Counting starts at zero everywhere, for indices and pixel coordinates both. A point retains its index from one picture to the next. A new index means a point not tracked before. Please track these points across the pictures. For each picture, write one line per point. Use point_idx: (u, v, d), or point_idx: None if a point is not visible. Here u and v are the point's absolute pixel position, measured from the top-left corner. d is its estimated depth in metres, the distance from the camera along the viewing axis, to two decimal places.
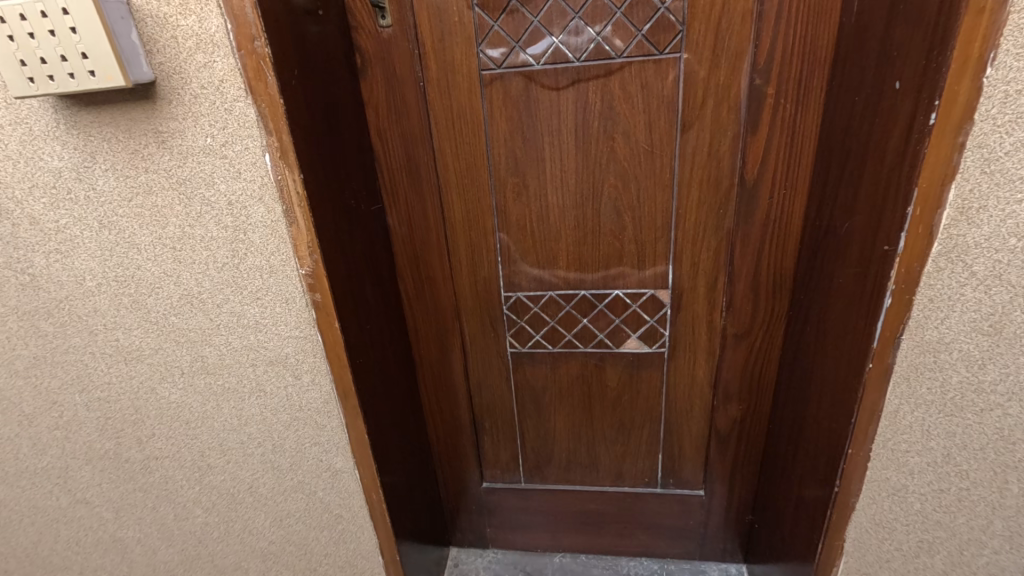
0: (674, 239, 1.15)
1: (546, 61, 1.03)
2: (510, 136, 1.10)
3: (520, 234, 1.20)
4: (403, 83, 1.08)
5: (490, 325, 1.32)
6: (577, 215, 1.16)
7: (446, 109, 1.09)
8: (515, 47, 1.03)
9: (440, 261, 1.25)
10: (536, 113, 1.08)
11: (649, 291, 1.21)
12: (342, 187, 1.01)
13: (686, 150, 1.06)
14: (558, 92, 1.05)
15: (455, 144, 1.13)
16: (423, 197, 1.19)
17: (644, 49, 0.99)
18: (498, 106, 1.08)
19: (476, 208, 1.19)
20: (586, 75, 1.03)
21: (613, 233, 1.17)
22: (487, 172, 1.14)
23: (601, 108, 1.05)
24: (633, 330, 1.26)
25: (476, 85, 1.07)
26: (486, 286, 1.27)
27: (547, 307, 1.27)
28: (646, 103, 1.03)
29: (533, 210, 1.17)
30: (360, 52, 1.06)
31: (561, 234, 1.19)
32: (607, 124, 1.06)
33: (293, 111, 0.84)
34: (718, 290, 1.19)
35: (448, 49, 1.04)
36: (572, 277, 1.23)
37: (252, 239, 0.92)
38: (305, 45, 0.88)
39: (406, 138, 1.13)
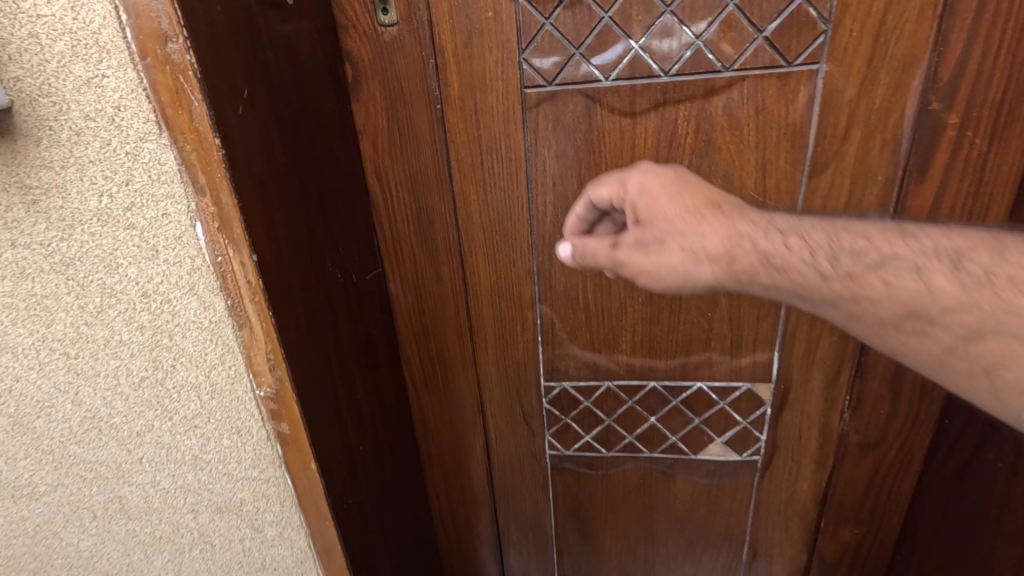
0: (784, 318, 0.84)
1: (619, 76, 0.72)
2: (561, 180, 0.79)
3: (569, 309, 0.88)
4: (411, 104, 0.76)
5: (523, 421, 1.00)
6: (650, 285, 0.84)
7: (473, 142, 0.78)
8: (575, 55, 0.71)
9: (459, 342, 0.93)
10: (601, 149, 0.76)
11: (744, 385, 0.90)
12: (326, 259, 0.69)
13: (815, 200, 0.75)
14: (635, 120, 0.74)
15: (484, 189, 0.81)
16: (438, 259, 0.86)
17: (766, 58, 0.68)
18: (546, 139, 0.77)
19: (511, 274, 0.87)
20: (677, 95, 0.72)
21: (699, 310, 0.85)
22: (528, 227, 0.83)
23: (695, 143, 0.74)
24: (717, 433, 0.94)
25: (516, 109, 0.75)
26: (520, 373, 0.95)
27: (602, 401, 0.95)
28: (761, 136, 0.72)
29: (588, 277, 0.85)
30: (352, 62, 0.75)
31: (626, 310, 0.87)
32: (703, 164, 0.75)
33: (242, 157, 0.52)
34: (840, 386, 0.87)
35: (477, 57, 0.73)
36: (638, 364, 0.91)
37: (183, 347, 0.60)
38: (264, 51, 0.56)
39: (416, 180, 0.81)
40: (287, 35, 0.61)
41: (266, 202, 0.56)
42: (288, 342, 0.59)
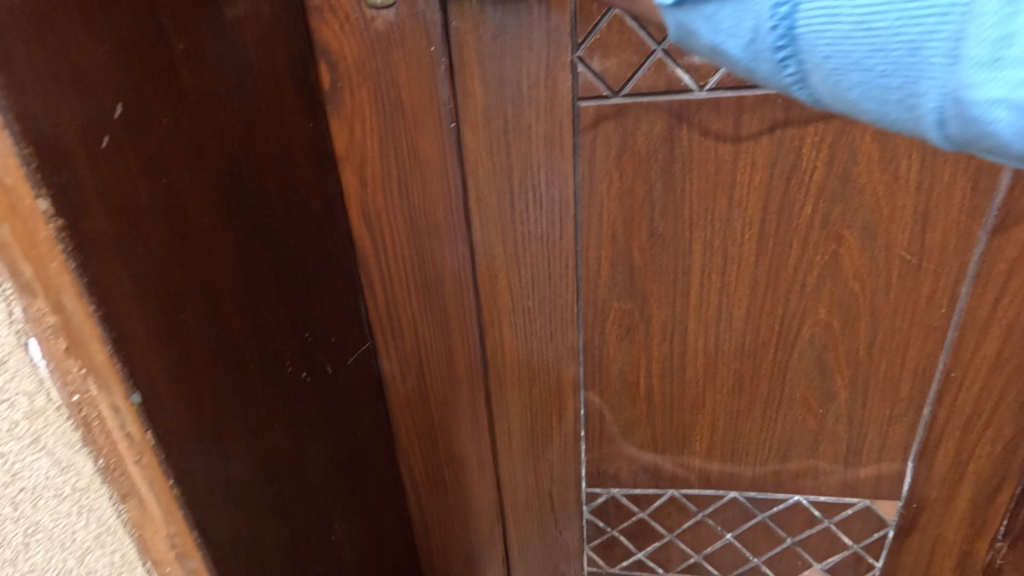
0: (929, 420, 0.60)
1: (722, 83, 0.48)
2: (623, 228, 0.56)
3: (625, 399, 0.65)
4: (413, 121, 0.53)
5: (555, 532, 0.76)
6: (739, 370, 0.61)
7: (501, 175, 0.55)
8: (657, 52, 0.48)
9: (474, 437, 0.70)
10: (685, 187, 0.53)
11: (861, 501, 0.66)
12: (282, 356, 0.46)
13: (998, 265, 0.52)
14: (739, 147, 0.51)
15: (514, 237, 0.58)
16: (448, 330, 0.63)
17: None
18: (607, 173, 0.54)
19: (546, 351, 0.64)
20: (807, 112, 0.48)
21: (806, 404, 0.62)
22: (573, 291, 0.60)
23: (826, 182, 0.51)
24: (816, 557, 0.71)
25: (564, 128, 0.52)
26: (555, 474, 0.71)
27: (663, 512, 0.72)
28: (928, 172, 0.49)
29: (654, 356, 0.62)
30: (329, 58, 0.51)
31: (704, 401, 0.64)
32: (834, 210, 0.52)
33: (108, 227, 0.29)
34: (994, 507, 0.64)
35: (511, 53, 0.50)
36: (714, 469, 0.68)
37: (38, 537, 0.33)
38: (167, 44, 0.34)
39: (420, 226, 0.58)
40: (219, 19, 0.39)
41: (167, 295, 0.34)
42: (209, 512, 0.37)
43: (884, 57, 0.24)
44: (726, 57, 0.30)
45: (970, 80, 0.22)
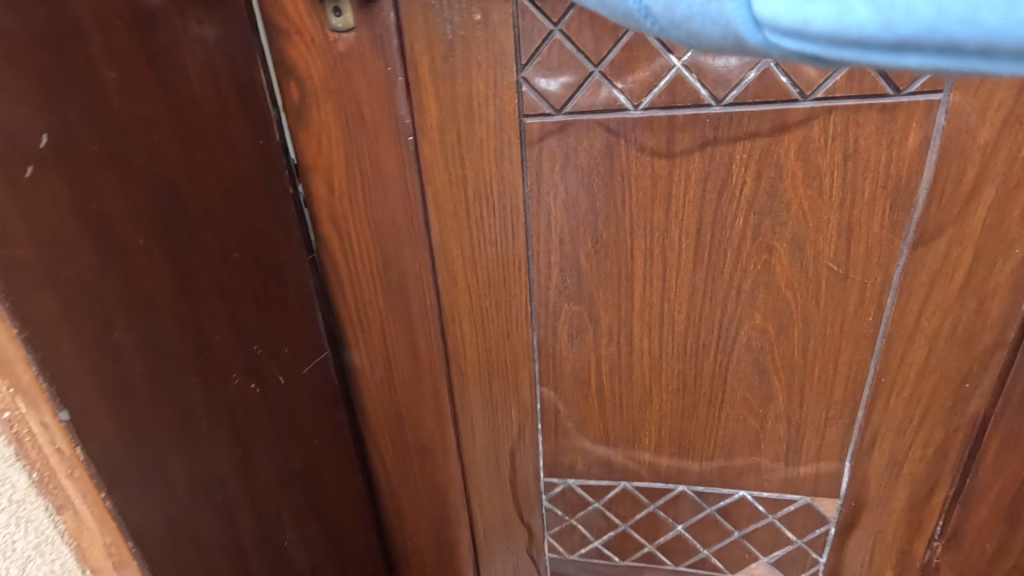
0: (863, 423, 0.63)
1: (654, 102, 0.52)
2: (570, 236, 0.60)
3: (578, 395, 0.69)
4: (374, 135, 0.58)
5: (517, 518, 0.81)
6: (683, 371, 0.65)
7: (456, 185, 0.60)
8: (593, 73, 0.52)
9: (438, 427, 0.75)
10: (625, 199, 0.57)
11: (802, 498, 0.70)
12: (219, 356, 0.53)
13: (920, 277, 0.55)
14: (673, 163, 0.54)
15: (470, 243, 0.62)
16: (411, 327, 0.68)
17: (864, 84, 0.48)
18: (553, 184, 0.58)
19: (503, 349, 0.68)
20: (734, 132, 0.52)
21: (747, 405, 0.65)
22: (526, 293, 0.64)
23: (755, 196, 0.54)
24: (763, 551, 0.74)
25: (512, 143, 0.56)
26: (515, 464, 0.76)
27: (616, 503, 0.76)
28: (850, 189, 0.52)
29: (603, 356, 0.66)
30: (297, 77, 0.56)
31: (651, 399, 0.68)
32: (764, 224, 0.55)
33: (32, 251, 0.36)
34: (931, 508, 0.67)
35: (462, 74, 0.54)
36: (663, 463, 0.72)
37: None
38: (99, 99, 0.41)
39: (383, 231, 0.62)
40: (153, 72, 0.46)
41: (95, 315, 0.41)
42: (142, 489, 0.44)
43: None
44: None
45: None
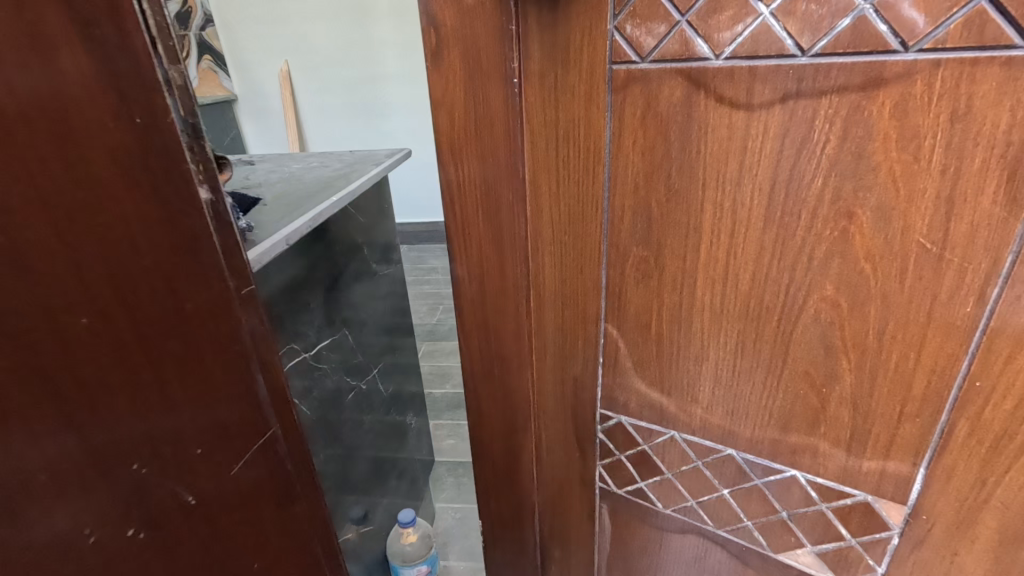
0: (946, 429, 0.57)
1: (733, 55, 0.53)
2: (643, 181, 0.64)
3: (637, 337, 0.74)
4: (488, 78, 0.68)
5: (574, 441, 0.89)
6: (742, 332, 0.65)
7: (550, 125, 0.67)
8: (680, 22, 0.54)
9: (515, 342, 0.86)
10: (699, 149, 0.59)
11: (861, 495, 0.65)
12: (43, 484, 0.34)
13: None
14: (750, 116, 0.54)
15: (557, 180, 0.70)
16: (501, 249, 0.79)
17: (984, 34, 0.42)
18: (634, 129, 0.62)
19: (576, 282, 0.75)
20: (820, 84, 0.50)
21: (809, 380, 0.63)
22: (598, 232, 0.70)
23: (839, 155, 0.51)
24: (809, 538, 0.72)
25: (600, 88, 0.62)
26: (576, 390, 0.84)
27: (663, 450, 0.80)
28: (957, 156, 0.47)
29: (666, 304, 0.69)
30: (435, 26, 0.69)
31: (708, 354, 0.69)
32: (847, 186, 0.52)
33: None
34: None
35: (563, 24, 0.61)
36: (714, 422, 0.73)
37: None
38: None
39: (487, 162, 0.74)
40: None
41: None
42: None
43: None
44: None
45: None
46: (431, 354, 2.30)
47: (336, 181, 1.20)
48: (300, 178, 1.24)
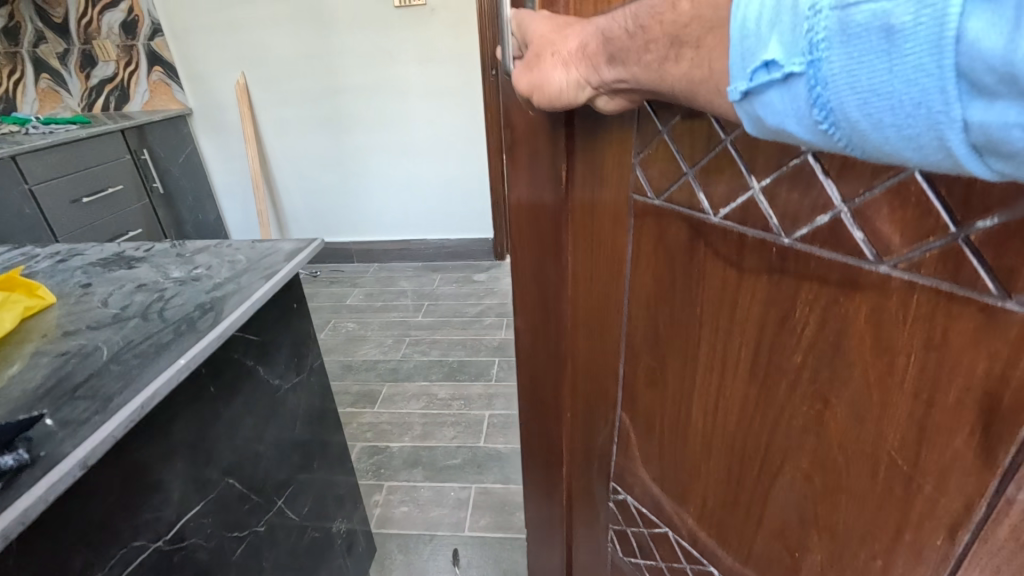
0: None
1: (726, 218, 0.50)
2: (653, 298, 0.63)
3: (644, 438, 0.73)
4: (531, 172, 0.72)
5: (589, 503, 0.91)
6: (731, 469, 0.61)
7: (578, 225, 0.69)
8: (686, 175, 0.53)
9: (547, 401, 0.90)
10: (696, 288, 0.56)
11: None
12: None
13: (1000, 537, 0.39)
14: (739, 273, 0.51)
15: (585, 273, 0.71)
16: (542, 318, 0.83)
17: (958, 274, 0.36)
18: (648, 250, 0.61)
19: (598, 368, 0.77)
20: (798, 269, 0.46)
21: (783, 539, 0.58)
22: (617, 332, 0.70)
23: (818, 340, 0.46)
24: None
25: (624, 207, 0.62)
26: (592, 459, 0.86)
27: (660, 543, 0.78)
28: (930, 383, 0.40)
29: (668, 415, 0.68)
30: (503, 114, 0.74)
31: (700, 473, 0.66)
32: (823, 372, 0.47)
33: None
34: None
35: (598, 139, 0.61)
36: (701, 539, 0.70)
37: None
38: None
39: (534, 242, 0.78)
40: None
41: None
42: None
43: (870, 86, 0.29)
44: (788, 124, 0.35)
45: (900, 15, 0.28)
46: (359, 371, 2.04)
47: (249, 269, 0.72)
48: (183, 260, 0.74)
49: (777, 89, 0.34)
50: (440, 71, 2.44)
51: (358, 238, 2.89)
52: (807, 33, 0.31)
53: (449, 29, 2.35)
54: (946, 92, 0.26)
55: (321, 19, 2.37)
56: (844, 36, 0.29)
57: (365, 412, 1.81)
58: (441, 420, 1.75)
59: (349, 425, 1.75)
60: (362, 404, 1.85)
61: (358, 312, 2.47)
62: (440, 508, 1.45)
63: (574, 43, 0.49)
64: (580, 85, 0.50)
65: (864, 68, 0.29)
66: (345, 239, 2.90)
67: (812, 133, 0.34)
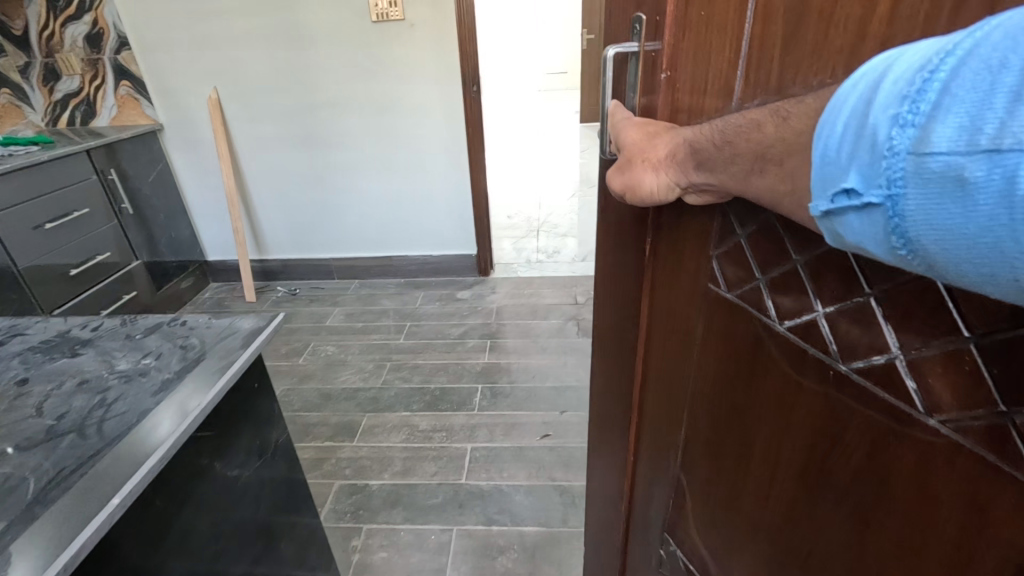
0: None
1: (791, 330, 0.49)
2: (715, 376, 0.62)
3: (695, 508, 0.71)
4: (623, 240, 0.75)
5: (645, 556, 0.90)
6: (772, 561, 0.58)
7: (657, 296, 0.70)
8: (756, 280, 0.53)
9: (616, 444, 0.92)
10: (755, 383, 0.55)
11: None
12: None
13: None
14: (798, 379, 0.50)
15: (658, 338, 0.72)
16: (617, 366, 0.86)
17: (1001, 450, 0.34)
18: (717, 335, 0.60)
19: (661, 427, 0.76)
20: (851, 398, 0.44)
21: None
22: (683, 402, 0.70)
23: (866, 467, 0.44)
24: None
25: (700, 290, 0.61)
26: (650, 513, 0.85)
27: None
28: (972, 540, 0.37)
29: (717, 489, 0.66)
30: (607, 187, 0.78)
31: (741, 556, 0.63)
32: (868, 496, 0.45)
33: None
34: None
35: (683, 219, 0.61)
36: None
37: None
38: None
39: (617, 298, 0.80)
40: None
41: None
42: None
43: (949, 221, 0.27)
44: (869, 245, 0.32)
45: (976, 161, 0.25)
46: (342, 398, 1.99)
47: (200, 359, 0.71)
48: (131, 346, 0.73)
49: (855, 215, 0.32)
50: (421, 86, 2.38)
51: (338, 254, 2.83)
52: (885, 168, 0.30)
53: (430, 44, 2.29)
54: (1018, 244, 0.24)
55: (296, 34, 2.30)
56: (919, 178, 0.28)
57: (344, 446, 1.76)
58: (422, 454, 1.71)
59: (326, 462, 1.70)
60: (341, 437, 1.80)
61: (341, 333, 2.41)
62: (420, 552, 1.41)
63: (664, 151, 0.53)
64: (672, 187, 0.53)
65: (938, 210, 0.27)
66: (325, 255, 2.83)
67: (892, 257, 0.31)
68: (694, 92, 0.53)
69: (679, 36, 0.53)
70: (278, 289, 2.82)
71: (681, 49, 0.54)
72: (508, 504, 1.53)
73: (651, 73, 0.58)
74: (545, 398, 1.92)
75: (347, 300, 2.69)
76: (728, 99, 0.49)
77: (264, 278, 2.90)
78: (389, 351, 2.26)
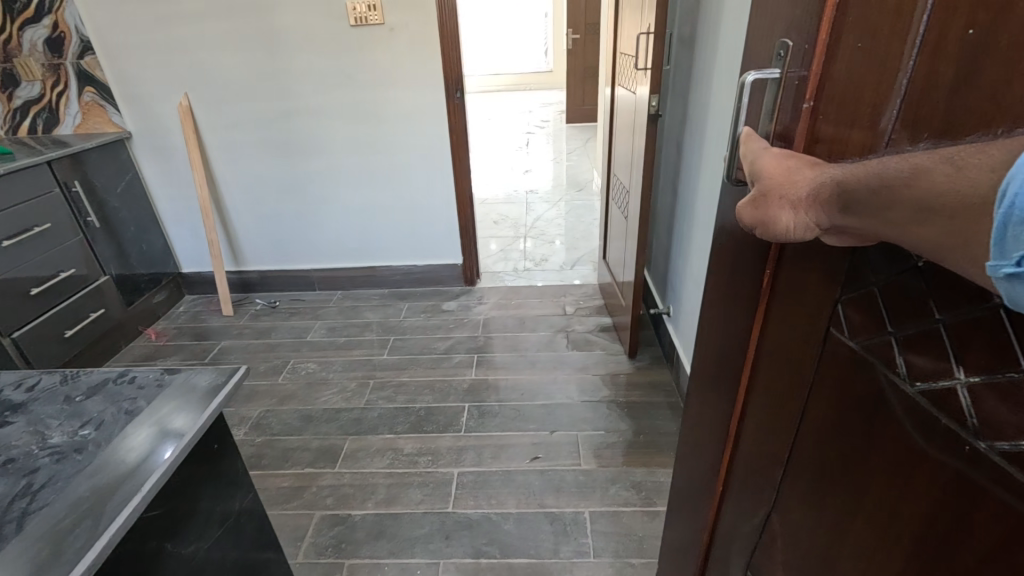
0: None
1: (921, 393, 0.45)
2: (827, 423, 0.58)
3: (788, 550, 0.68)
4: (743, 267, 0.73)
5: None
6: None
7: (772, 329, 0.68)
8: (889, 333, 0.48)
9: (711, 468, 0.90)
10: (873, 437, 0.51)
11: None
12: None
13: None
14: (923, 443, 0.45)
15: (769, 370, 0.69)
16: (721, 390, 0.84)
17: None
18: (832, 381, 0.57)
19: (761, 460, 0.73)
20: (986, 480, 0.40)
21: None
22: (788, 441, 0.66)
23: (998, 553, 0.40)
24: None
25: (820, 331, 0.58)
26: (737, 546, 0.82)
27: None
28: None
29: (813, 535, 0.62)
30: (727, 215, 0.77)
31: None
32: None
33: None
34: None
35: (808, 255, 0.58)
36: None
37: None
38: None
39: (731, 323, 0.78)
40: None
41: None
42: None
43: None
44: None
45: None
46: (326, 420, 1.91)
47: (145, 431, 0.66)
48: (67, 413, 0.68)
49: None
50: (405, 92, 2.30)
51: (320, 266, 2.74)
52: None
53: (415, 48, 2.21)
54: None
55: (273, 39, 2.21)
56: None
57: (326, 473, 1.69)
58: (408, 481, 1.64)
59: (305, 491, 1.62)
60: (322, 463, 1.72)
61: (324, 349, 2.32)
62: None
63: (806, 190, 0.49)
64: (805, 225, 0.50)
65: None
66: (307, 266, 2.74)
67: None
68: (845, 122, 0.51)
69: (830, 68, 0.52)
70: (258, 302, 2.72)
71: (830, 79, 0.52)
72: (498, 534, 1.47)
73: (794, 99, 0.58)
74: (535, 417, 1.85)
75: (331, 313, 2.59)
76: (878, 137, 0.47)
77: (243, 290, 2.79)
78: (375, 368, 2.17)
